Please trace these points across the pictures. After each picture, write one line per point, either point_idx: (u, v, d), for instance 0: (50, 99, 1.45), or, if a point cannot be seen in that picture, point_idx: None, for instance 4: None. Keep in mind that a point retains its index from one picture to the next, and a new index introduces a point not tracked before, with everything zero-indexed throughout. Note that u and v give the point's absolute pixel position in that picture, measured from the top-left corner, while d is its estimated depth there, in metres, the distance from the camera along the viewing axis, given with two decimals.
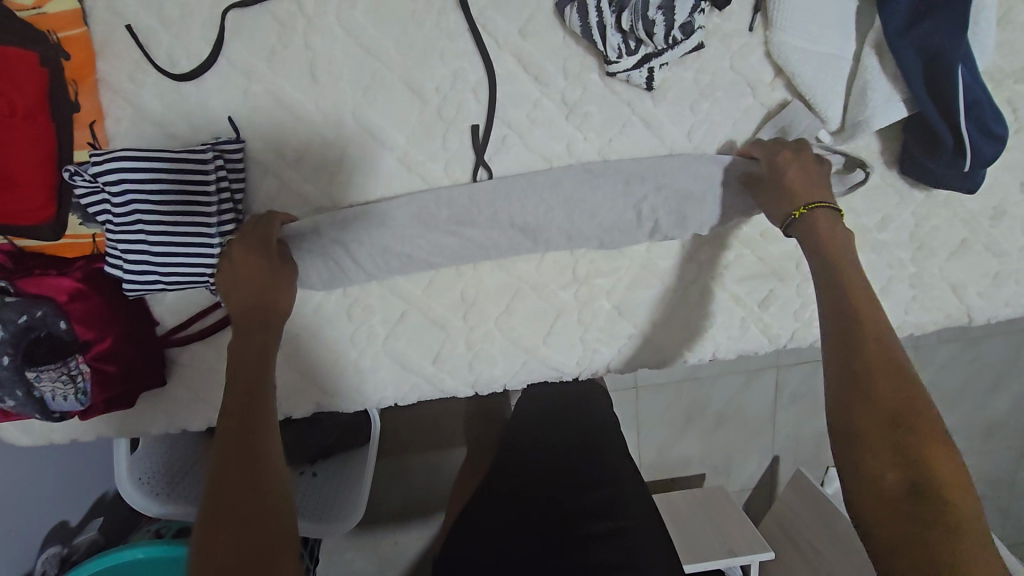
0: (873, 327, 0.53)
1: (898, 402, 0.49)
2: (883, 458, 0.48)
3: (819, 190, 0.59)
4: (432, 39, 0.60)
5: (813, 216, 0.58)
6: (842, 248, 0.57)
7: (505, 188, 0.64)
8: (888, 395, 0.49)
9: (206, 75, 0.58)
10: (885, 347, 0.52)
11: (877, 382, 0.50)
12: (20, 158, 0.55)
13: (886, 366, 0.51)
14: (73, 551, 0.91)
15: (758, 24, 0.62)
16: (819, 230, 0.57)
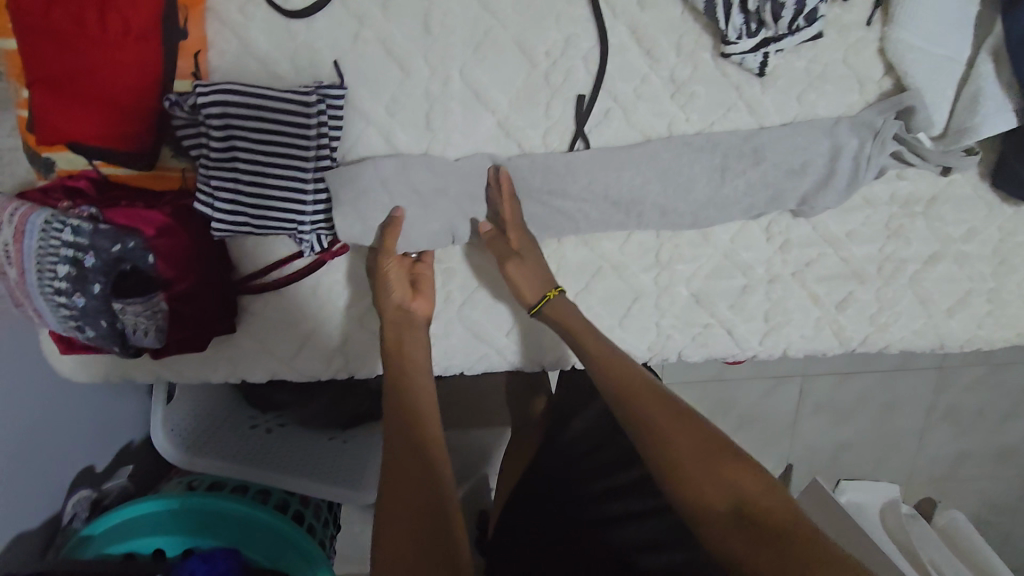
0: (638, 389, 0.61)
1: (676, 449, 0.57)
2: (704, 492, 0.54)
3: (533, 282, 0.64)
4: (549, 1, 0.58)
5: (559, 301, 0.65)
6: (575, 320, 0.65)
7: (603, 162, 0.63)
8: (678, 444, 0.57)
9: (318, 15, 0.56)
10: (661, 405, 0.60)
11: (659, 423, 0.59)
12: (123, 79, 0.52)
13: (667, 423, 0.58)
14: (105, 495, 0.90)
15: (877, 18, 0.61)
16: (561, 319, 0.65)
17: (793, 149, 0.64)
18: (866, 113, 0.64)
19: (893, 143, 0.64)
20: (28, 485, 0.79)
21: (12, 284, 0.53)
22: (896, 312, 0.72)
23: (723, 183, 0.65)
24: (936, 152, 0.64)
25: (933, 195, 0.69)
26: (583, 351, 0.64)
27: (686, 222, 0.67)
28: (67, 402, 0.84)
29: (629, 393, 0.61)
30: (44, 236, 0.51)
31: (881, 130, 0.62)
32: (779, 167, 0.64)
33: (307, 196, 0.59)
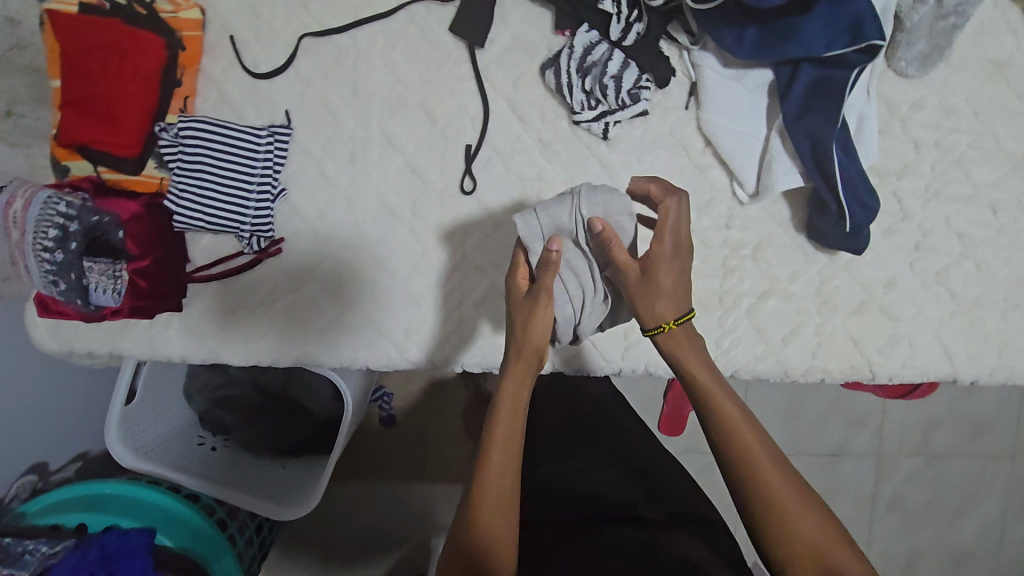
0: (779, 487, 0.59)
1: (780, 499, 0.59)
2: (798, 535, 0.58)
3: (671, 307, 0.63)
4: (447, 78, 0.80)
5: (679, 331, 0.63)
6: (694, 349, 0.64)
7: (488, 196, 0.82)
8: (809, 538, 0.58)
9: (276, 78, 0.79)
10: (782, 476, 0.60)
11: (793, 522, 0.59)
12: (130, 107, 0.74)
13: (762, 471, 0.60)
14: (46, 483, 1.01)
15: (692, 104, 0.81)
16: (680, 344, 0.64)
17: (560, 220, 0.68)
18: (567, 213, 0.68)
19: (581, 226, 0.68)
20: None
21: (13, 244, 0.71)
22: (737, 338, 0.84)
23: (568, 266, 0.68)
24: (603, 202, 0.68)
25: (759, 241, 0.84)
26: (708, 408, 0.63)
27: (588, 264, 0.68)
28: (25, 389, 0.97)
29: (731, 440, 0.61)
30: (47, 204, 0.70)
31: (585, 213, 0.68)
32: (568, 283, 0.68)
33: (250, 205, 0.79)
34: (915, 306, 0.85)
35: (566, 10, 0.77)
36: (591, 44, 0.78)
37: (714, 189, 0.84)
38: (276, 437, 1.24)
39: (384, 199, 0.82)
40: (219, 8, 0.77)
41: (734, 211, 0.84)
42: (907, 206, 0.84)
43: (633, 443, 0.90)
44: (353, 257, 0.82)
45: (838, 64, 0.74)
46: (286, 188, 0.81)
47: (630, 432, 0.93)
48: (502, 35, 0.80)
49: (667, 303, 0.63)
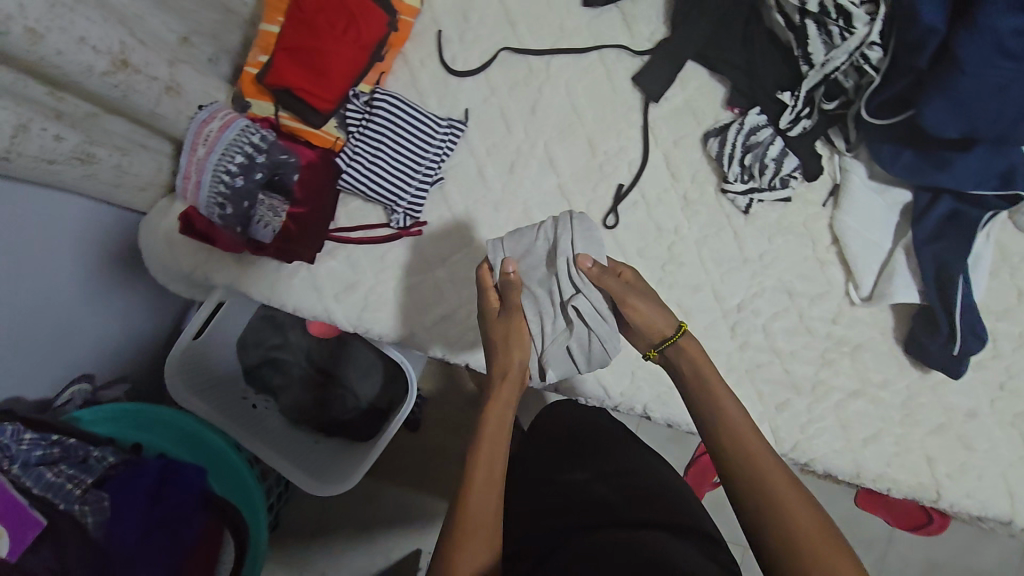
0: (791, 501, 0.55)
1: (767, 479, 0.57)
2: (792, 516, 0.54)
3: (662, 317, 0.63)
4: (617, 120, 0.86)
5: (684, 343, 0.63)
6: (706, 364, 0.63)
7: (626, 234, 0.87)
8: (802, 521, 0.54)
9: (466, 78, 0.84)
10: (772, 462, 0.58)
11: (796, 522, 0.54)
12: (338, 64, 0.77)
13: (747, 447, 0.58)
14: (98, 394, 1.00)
15: (830, 203, 0.87)
16: (687, 354, 0.63)
17: (525, 249, 0.69)
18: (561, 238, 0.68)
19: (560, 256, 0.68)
20: (48, 362, 0.91)
21: (196, 159, 0.74)
22: (821, 428, 0.87)
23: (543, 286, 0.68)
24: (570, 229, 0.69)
25: (860, 343, 0.88)
26: (696, 399, 0.63)
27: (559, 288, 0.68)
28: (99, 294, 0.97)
29: (716, 428, 0.60)
30: (243, 133, 0.74)
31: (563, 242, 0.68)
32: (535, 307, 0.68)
33: (411, 185, 0.82)
34: (991, 441, 0.87)
35: (743, 90, 0.84)
36: (757, 126, 0.83)
37: (831, 285, 0.88)
38: (316, 410, 1.24)
39: (529, 211, 0.86)
40: (435, 4, 0.84)
41: (843, 309, 0.88)
42: (1001, 346, 0.89)
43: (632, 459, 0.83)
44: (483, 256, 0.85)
45: (976, 204, 0.80)
46: (442, 177, 0.85)
47: (629, 449, 0.85)
48: (676, 96, 0.87)
49: (658, 310, 0.63)
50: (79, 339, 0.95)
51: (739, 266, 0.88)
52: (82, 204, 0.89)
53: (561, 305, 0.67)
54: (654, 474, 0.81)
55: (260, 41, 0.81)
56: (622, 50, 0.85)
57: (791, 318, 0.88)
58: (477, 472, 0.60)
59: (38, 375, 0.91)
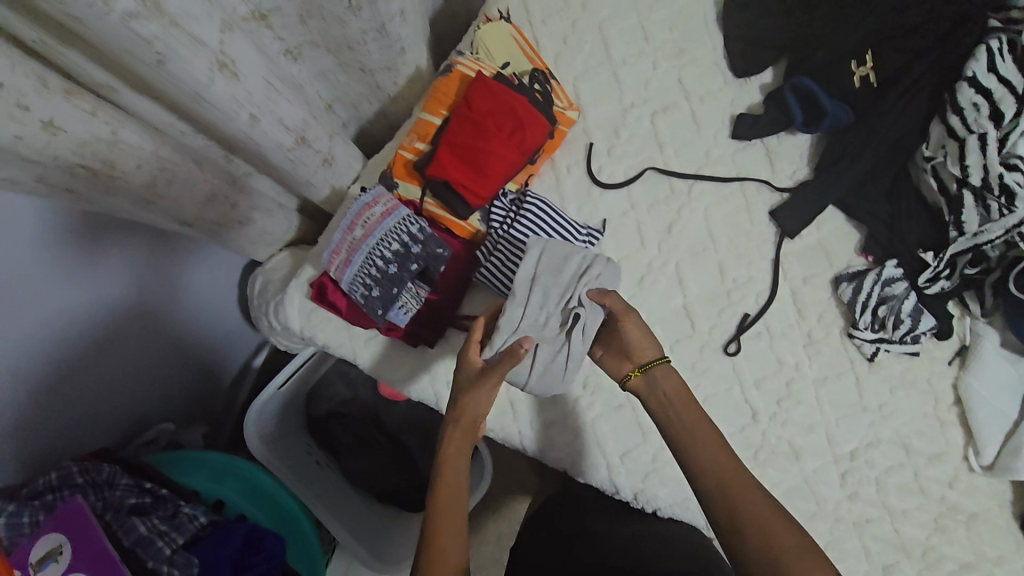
0: (771, 523, 0.53)
1: (746, 499, 0.55)
2: (773, 534, 0.53)
3: (647, 344, 0.67)
4: (749, 250, 0.87)
5: (652, 370, 0.66)
6: (677, 391, 0.64)
7: (746, 364, 0.86)
8: (778, 538, 0.52)
9: (609, 190, 0.86)
10: (750, 485, 0.56)
11: (774, 539, 0.52)
12: (498, 166, 0.79)
13: (724, 467, 0.58)
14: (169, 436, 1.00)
15: (956, 362, 0.86)
16: (671, 380, 0.65)
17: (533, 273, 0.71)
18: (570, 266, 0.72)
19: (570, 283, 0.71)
20: (126, 398, 0.91)
21: (351, 239, 0.76)
22: None
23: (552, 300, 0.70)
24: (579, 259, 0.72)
25: (976, 513, 0.84)
26: (670, 427, 0.63)
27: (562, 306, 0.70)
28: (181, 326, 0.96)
29: (689, 449, 0.60)
30: (403, 221, 0.76)
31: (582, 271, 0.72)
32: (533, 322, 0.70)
33: None
34: None
35: (881, 241, 0.84)
36: (892, 278, 0.83)
37: (950, 446, 0.86)
38: (376, 475, 1.20)
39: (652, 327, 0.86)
40: (589, 116, 0.87)
41: (960, 473, 0.85)
42: None
43: (649, 525, 0.81)
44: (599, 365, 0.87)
45: None
46: None
47: (647, 519, 0.84)
48: (810, 236, 0.87)
49: (647, 347, 0.67)
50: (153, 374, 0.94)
51: (856, 412, 0.86)
52: (25, 209, 0.64)
53: (565, 309, 0.70)
54: (673, 532, 0.78)
55: (418, 128, 0.84)
56: (763, 184, 0.87)
57: (905, 475, 0.85)
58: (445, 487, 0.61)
59: (117, 415, 0.91)
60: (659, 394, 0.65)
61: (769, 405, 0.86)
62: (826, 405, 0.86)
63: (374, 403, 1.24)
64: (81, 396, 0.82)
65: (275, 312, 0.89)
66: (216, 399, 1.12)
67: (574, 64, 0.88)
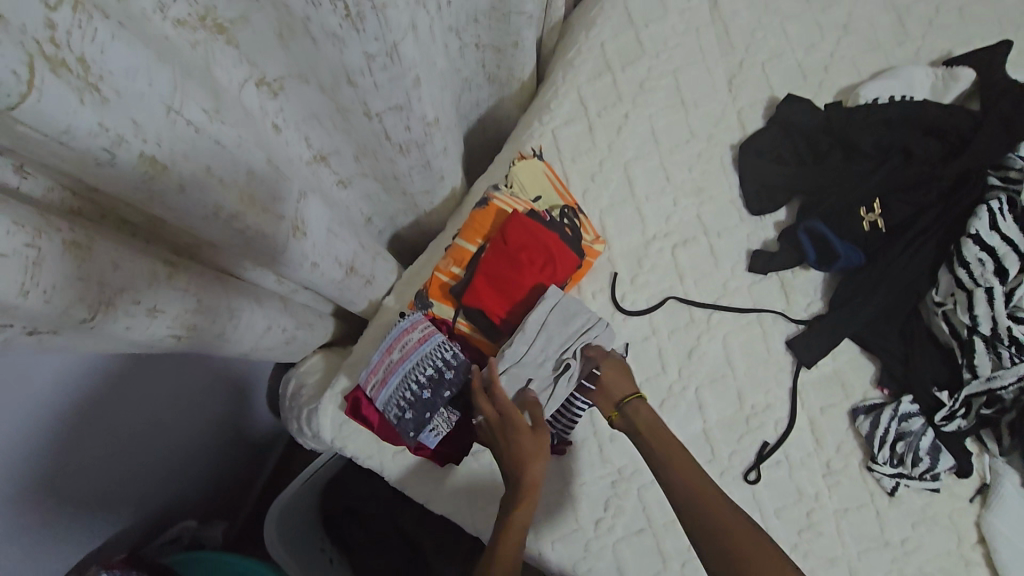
0: (720, 502, 0.64)
1: (701, 486, 0.66)
2: (725, 513, 0.63)
3: (623, 382, 0.78)
4: (767, 377, 0.90)
5: (631, 404, 0.76)
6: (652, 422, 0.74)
7: (767, 493, 0.87)
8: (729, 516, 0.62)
9: (632, 316, 0.91)
10: (701, 477, 0.67)
11: (726, 514, 0.62)
12: (529, 297, 0.85)
13: (683, 466, 0.68)
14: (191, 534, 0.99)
15: (976, 499, 0.87)
16: (643, 410, 0.75)
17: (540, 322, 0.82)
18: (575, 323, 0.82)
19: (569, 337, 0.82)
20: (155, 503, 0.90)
21: (389, 361, 0.81)
22: None
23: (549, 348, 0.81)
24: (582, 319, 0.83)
25: None
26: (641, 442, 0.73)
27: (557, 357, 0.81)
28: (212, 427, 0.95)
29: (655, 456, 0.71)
30: (439, 348, 0.80)
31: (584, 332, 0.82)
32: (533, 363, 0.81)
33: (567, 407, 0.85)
34: None
35: (896, 376, 0.87)
36: (909, 413, 0.86)
37: None
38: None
39: None
40: (613, 246, 0.94)
41: None
42: None
43: None
44: (620, 487, 0.87)
45: None
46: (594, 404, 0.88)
47: None
48: (826, 366, 0.91)
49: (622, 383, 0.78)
50: (184, 477, 0.94)
51: (881, 547, 0.85)
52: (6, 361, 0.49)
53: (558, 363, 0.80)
54: None
55: (455, 254, 0.90)
56: (779, 315, 0.92)
57: None
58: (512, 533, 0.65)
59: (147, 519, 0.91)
60: (634, 423, 0.75)
61: (792, 537, 0.85)
62: (850, 538, 0.85)
63: (389, 501, 1.22)
64: (90, 501, 0.75)
65: (307, 420, 0.92)
66: (233, 422, 1.03)
67: (600, 198, 0.95)
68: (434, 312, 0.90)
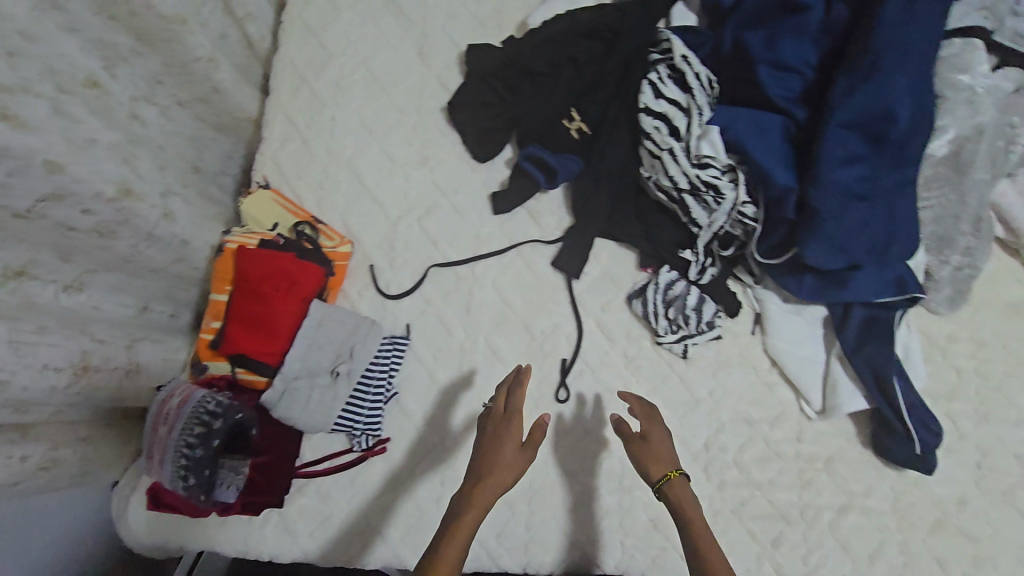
0: (703, 538, 0.68)
1: (699, 531, 0.69)
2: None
3: (667, 452, 0.76)
4: (545, 302, 0.95)
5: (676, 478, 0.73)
6: (694, 507, 0.71)
7: (582, 404, 0.91)
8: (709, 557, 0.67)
9: (403, 298, 0.93)
10: (696, 516, 0.71)
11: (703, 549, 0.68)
12: (283, 321, 0.84)
13: (690, 511, 0.71)
14: None
15: (757, 330, 0.94)
16: (675, 483, 0.73)
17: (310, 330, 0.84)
18: (340, 322, 0.86)
19: (336, 336, 0.86)
20: None
21: (158, 438, 0.78)
22: (823, 555, 0.86)
23: (315, 357, 0.84)
24: (345, 315, 0.87)
25: (829, 455, 0.90)
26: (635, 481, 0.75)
27: (328, 361, 0.85)
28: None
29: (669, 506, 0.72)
30: (200, 403, 0.77)
31: (350, 325, 0.86)
32: (304, 372, 0.84)
33: (364, 402, 0.86)
34: (990, 527, 0.88)
35: (649, 254, 0.94)
36: (671, 281, 0.92)
37: (787, 408, 0.92)
38: None
39: (488, 405, 0.91)
40: (364, 241, 0.95)
41: (803, 426, 0.92)
42: (961, 426, 0.92)
43: None
44: (451, 459, 0.88)
45: (885, 307, 0.88)
46: (398, 392, 0.91)
47: None
48: (593, 269, 0.96)
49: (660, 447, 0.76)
50: None
51: (692, 407, 0.92)
52: None
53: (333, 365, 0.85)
54: None
55: (211, 309, 0.89)
56: (536, 242, 0.96)
57: (757, 446, 0.91)
58: (459, 545, 0.63)
59: None
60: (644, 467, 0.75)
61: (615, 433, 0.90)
62: (664, 409, 0.92)
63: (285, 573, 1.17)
64: None
65: (123, 533, 0.88)
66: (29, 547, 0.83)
67: (336, 202, 0.96)
68: (212, 373, 0.88)
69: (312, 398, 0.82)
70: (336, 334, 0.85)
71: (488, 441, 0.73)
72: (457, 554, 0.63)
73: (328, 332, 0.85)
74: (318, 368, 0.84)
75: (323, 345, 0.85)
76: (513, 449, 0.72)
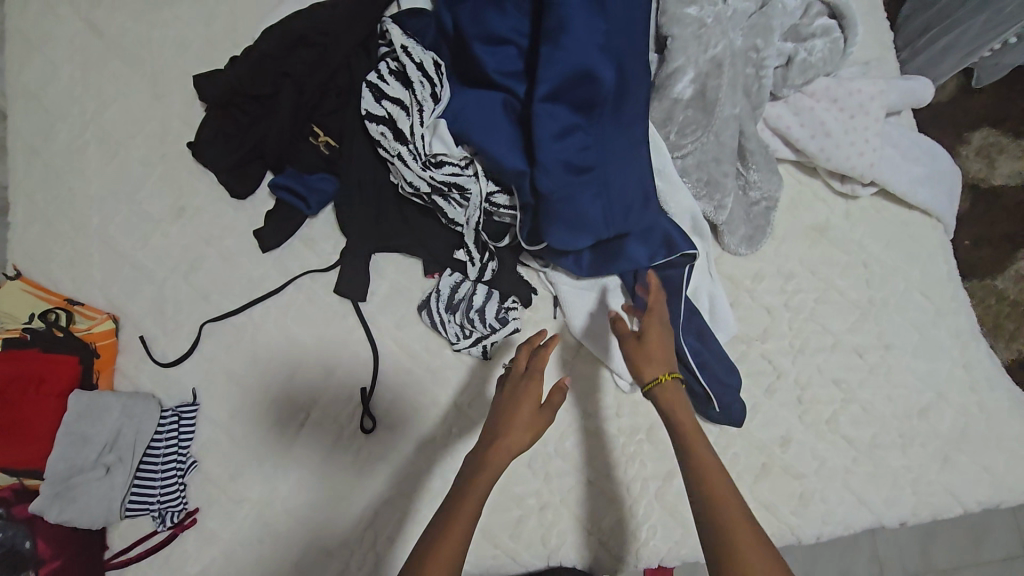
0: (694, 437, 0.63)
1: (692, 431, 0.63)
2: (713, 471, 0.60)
3: (663, 348, 0.70)
4: (335, 331, 0.89)
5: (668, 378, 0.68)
6: (686, 410, 0.66)
7: (390, 429, 0.87)
8: (704, 458, 0.61)
9: (183, 362, 0.88)
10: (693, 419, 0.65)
11: (697, 447, 0.62)
12: (41, 422, 0.80)
13: (683, 412, 0.65)
14: None
15: (558, 313, 0.91)
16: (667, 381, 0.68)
17: (74, 421, 0.80)
18: (110, 406, 0.82)
19: (106, 421, 0.82)
20: None
21: None
22: (652, 526, 0.86)
23: (84, 450, 0.80)
24: (114, 397, 0.83)
25: (650, 424, 0.89)
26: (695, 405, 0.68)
27: (100, 449, 0.81)
28: None
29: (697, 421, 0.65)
30: None
31: (122, 407, 0.83)
32: (75, 467, 0.79)
33: (153, 480, 0.83)
34: (815, 459, 0.87)
35: (429, 260, 0.89)
36: (455, 284, 0.88)
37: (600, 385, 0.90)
38: None
39: (292, 451, 0.86)
40: (132, 312, 0.89)
41: (620, 400, 0.89)
42: (780, 364, 0.89)
43: None
44: (265, 516, 0.84)
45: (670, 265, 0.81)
46: (197, 459, 0.86)
47: None
48: (380, 286, 0.91)
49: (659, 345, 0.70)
50: None
51: None
52: None
53: (107, 450, 0.81)
54: None
55: None
56: (314, 272, 0.91)
57: (577, 430, 0.88)
58: (466, 512, 0.60)
59: None
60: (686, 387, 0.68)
61: (429, 451, 0.86)
62: (477, 415, 0.87)
63: None
64: None
65: None
66: None
67: (93, 277, 0.90)
68: None
69: (90, 492, 0.79)
70: (104, 419, 0.82)
71: (504, 402, 0.69)
72: (473, 507, 0.60)
73: (95, 420, 0.81)
74: (88, 459, 0.80)
75: (90, 434, 0.81)
76: (529, 409, 0.68)
